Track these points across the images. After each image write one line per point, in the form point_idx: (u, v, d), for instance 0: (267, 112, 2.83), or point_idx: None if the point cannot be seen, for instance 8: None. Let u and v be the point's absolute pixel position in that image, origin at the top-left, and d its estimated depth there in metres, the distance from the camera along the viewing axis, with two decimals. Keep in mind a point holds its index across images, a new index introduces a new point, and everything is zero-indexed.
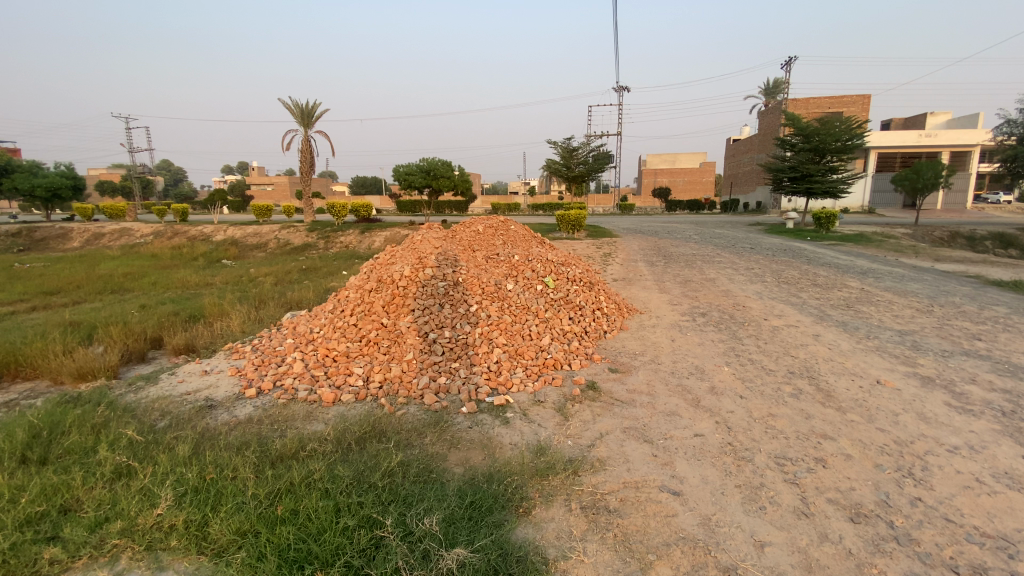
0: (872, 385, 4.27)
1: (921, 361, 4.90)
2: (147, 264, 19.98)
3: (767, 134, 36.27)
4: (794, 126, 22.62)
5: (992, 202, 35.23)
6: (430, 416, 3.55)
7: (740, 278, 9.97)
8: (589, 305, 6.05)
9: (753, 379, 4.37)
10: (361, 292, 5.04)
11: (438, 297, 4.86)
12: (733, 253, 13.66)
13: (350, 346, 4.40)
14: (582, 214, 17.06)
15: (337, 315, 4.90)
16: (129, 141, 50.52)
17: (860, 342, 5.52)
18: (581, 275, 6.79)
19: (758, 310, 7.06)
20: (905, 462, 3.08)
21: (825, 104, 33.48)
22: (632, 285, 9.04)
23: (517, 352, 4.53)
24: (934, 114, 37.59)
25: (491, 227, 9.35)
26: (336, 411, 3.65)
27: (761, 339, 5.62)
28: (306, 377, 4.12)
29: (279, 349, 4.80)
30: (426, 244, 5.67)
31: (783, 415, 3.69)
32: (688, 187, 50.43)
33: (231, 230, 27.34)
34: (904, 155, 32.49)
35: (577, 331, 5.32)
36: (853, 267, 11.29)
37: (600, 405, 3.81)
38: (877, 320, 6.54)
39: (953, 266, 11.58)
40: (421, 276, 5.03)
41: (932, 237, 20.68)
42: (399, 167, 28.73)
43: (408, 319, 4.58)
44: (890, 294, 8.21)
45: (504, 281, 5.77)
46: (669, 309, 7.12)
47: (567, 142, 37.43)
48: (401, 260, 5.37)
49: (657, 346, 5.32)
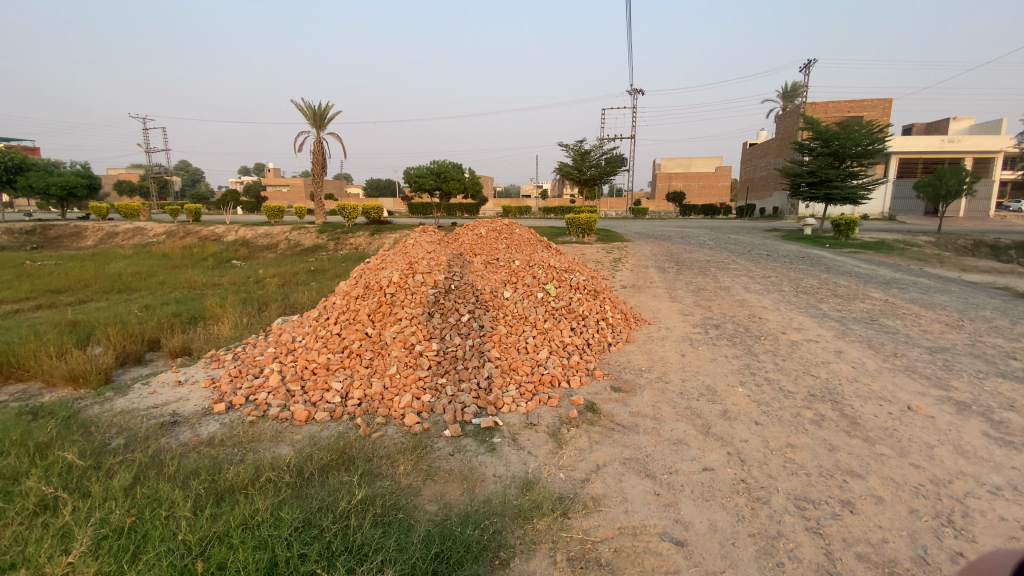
0: (903, 411, 3.83)
1: (955, 384, 4.44)
2: (156, 264, 19.99)
3: (784, 138, 35.56)
4: (812, 130, 22.04)
5: (1016, 210, 34.11)
6: (409, 440, 3.20)
7: (756, 286, 9.53)
8: (592, 315, 5.68)
9: (769, 403, 3.97)
10: (347, 299, 4.72)
11: (427, 305, 4.51)
12: (747, 260, 13.17)
13: (331, 358, 4.08)
14: (593, 218, 16.69)
15: (320, 323, 4.59)
16: (146, 142, 51.01)
17: (886, 360, 5.06)
18: (586, 282, 6.41)
19: (775, 322, 6.62)
20: (945, 507, 2.65)
21: (844, 108, 32.72)
22: (642, 293, 8.64)
23: (511, 367, 4.18)
24: (958, 119, 36.47)
25: (494, 230, 9.03)
26: (307, 432, 3.33)
27: (777, 355, 5.21)
28: (280, 392, 3.81)
29: (258, 359, 4.50)
30: (419, 248, 5.33)
31: (803, 446, 3.29)
32: (703, 192, 49.75)
33: (242, 231, 27.39)
34: (926, 160, 31.57)
35: (578, 343, 4.95)
36: (874, 277, 10.73)
37: (598, 430, 3.45)
38: (904, 335, 6.06)
39: (981, 276, 10.97)
40: (410, 283, 4.69)
41: (955, 246, 19.94)
42: (410, 168, 28.55)
43: (394, 330, 4.24)
44: (915, 307, 7.71)
45: (501, 289, 5.43)
46: (679, 320, 6.71)
47: (580, 145, 37.04)
48: (391, 265, 5.03)
49: (664, 362, 4.93)
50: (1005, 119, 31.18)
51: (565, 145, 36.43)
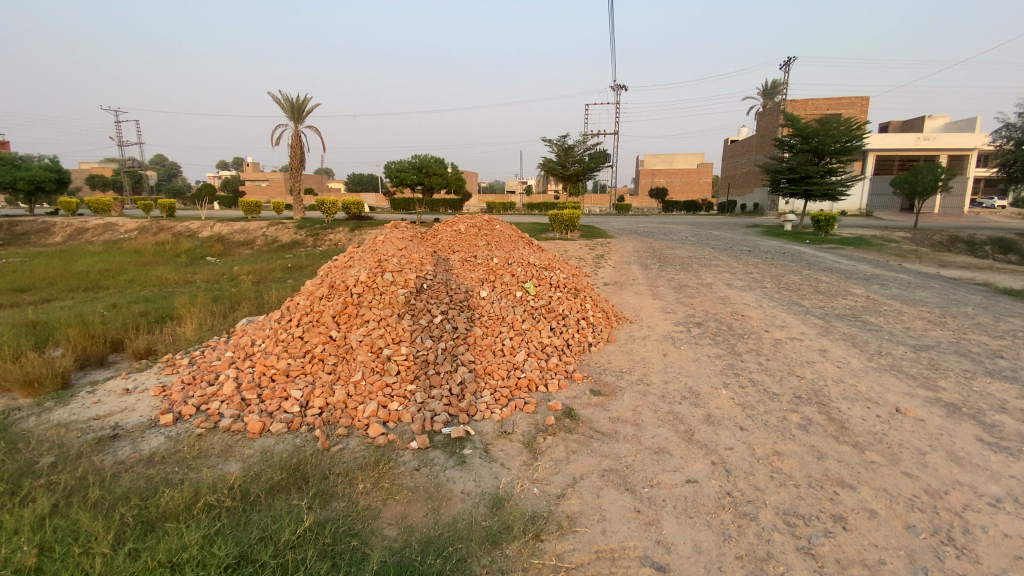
0: (891, 414, 3.72)
1: (943, 384, 4.35)
2: (126, 260, 19.27)
3: (765, 135, 35.83)
4: (793, 127, 22.15)
5: (987, 207, 34.88)
6: (371, 454, 2.96)
7: (739, 282, 9.46)
8: (572, 315, 5.47)
9: (755, 406, 3.81)
10: (311, 299, 4.43)
11: (397, 305, 4.24)
12: (729, 256, 13.11)
13: (291, 363, 3.81)
14: (576, 213, 16.51)
15: (282, 326, 4.30)
16: (118, 135, 49.29)
17: (871, 360, 4.96)
18: (567, 280, 6.20)
19: (759, 319, 6.49)
20: (941, 523, 2.52)
21: (824, 105, 33.08)
22: (624, 290, 8.47)
23: (487, 371, 3.95)
24: (933, 117, 37.14)
25: (473, 226, 8.76)
26: (261, 446, 3.08)
27: (762, 355, 5.06)
28: (233, 401, 3.54)
29: (214, 364, 4.22)
30: (389, 245, 5.02)
31: (791, 453, 3.14)
32: (685, 189, 49.98)
33: (218, 227, 26.62)
34: (902, 158, 32.08)
35: (558, 344, 4.75)
36: (855, 273, 10.71)
37: (575, 438, 3.23)
38: (888, 333, 5.98)
39: (959, 272, 11.04)
40: (379, 282, 4.40)
41: (931, 242, 20.24)
42: (391, 163, 27.99)
43: (360, 333, 3.98)
44: (897, 304, 7.67)
45: (478, 288, 5.18)
46: (662, 318, 6.54)
47: (564, 140, 36.81)
48: (359, 263, 4.74)
49: (646, 362, 4.75)
50: (978, 117, 31.79)
51: (548, 140, 36.16)
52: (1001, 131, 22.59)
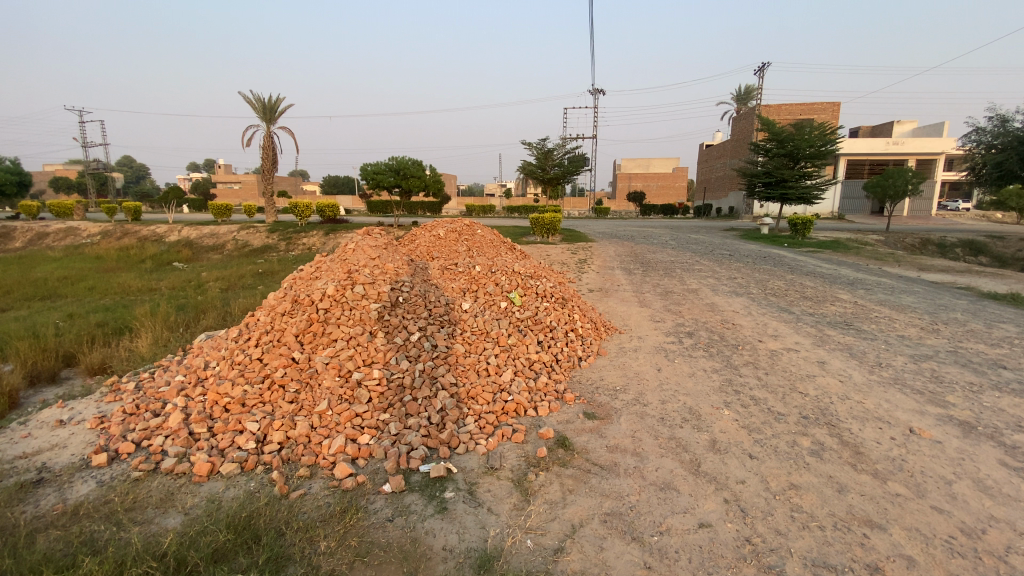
0: (906, 436, 3.46)
1: (951, 400, 4.13)
2: (87, 266, 18.29)
3: (740, 139, 36.27)
4: (768, 132, 22.32)
5: (953, 210, 35.86)
6: (337, 501, 2.57)
7: (725, 288, 9.26)
8: (560, 327, 5.12)
9: (762, 428, 3.51)
10: (273, 315, 3.97)
11: (369, 322, 3.80)
12: (712, 260, 12.98)
13: (248, 391, 3.38)
14: (557, 217, 16.26)
15: (239, 347, 3.84)
16: (81, 136, 47.38)
17: (873, 372, 4.73)
18: (554, 289, 5.84)
19: (751, 328, 6.25)
20: (987, 569, 2.24)
21: (797, 110, 33.61)
22: (609, 297, 8.17)
23: (471, 394, 3.57)
24: (901, 122, 38.03)
25: (453, 231, 8.35)
26: (207, 493, 2.66)
27: (760, 368, 4.78)
28: (180, 436, 3.10)
29: (162, 391, 3.74)
30: (359, 252, 4.55)
31: (808, 486, 2.84)
32: (663, 192, 50.32)
33: (186, 230, 25.60)
34: (872, 162, 32.74)
35: (547, 360, 4.40)
36: (838, 277, 10.64)
37: (571, 474, 2.88)
38: (885, 342, 5.79)
39: (939, 276, 11.08)
40: (348, 295, 3.94)
41: (904, 244, 20.56)
42: (367, 166, 27.32)
43: (325, 355, 3.54)
44: (886, 309, 7.54)
45: (459, 300, 4.77)
46: (651, 327, 6.25)
47: (543, 143, 36.59)
48: (327, 273, 4.28)
49: (640, 379, 4.42)
50: (944, 123, 32.60)
51: (526, 143, 35.91)
52: (970, 135, 22.84)
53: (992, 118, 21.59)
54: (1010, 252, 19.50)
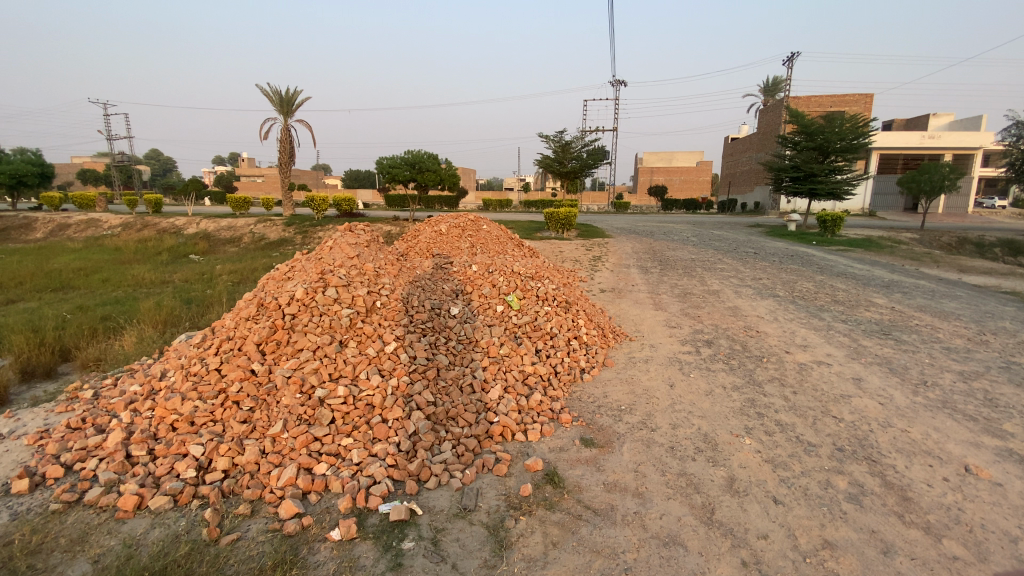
0: (960, 477, 2.90)
1: (1009, 428, 3.53)
2: (104, 258, 18.36)
3: (767, 132, 35.04)
4: (797, 124, 21.28)
5: (989, 207, 34.16)
6: (271, 551, 2.16)
7: (748, 289, 8.66)
8: (561, 334, 4.65)
9: (790, 463, 2.99)
10: (237, 319, 3.57)
11: (340, 329, 3.37)
12: (734, 259, 12.30)
13: (198, 409, 2.99)
14: (573, 212, 15.70)
15: (197, 355, 3.46)
16: (108, 129, 48.06)
17: (917, 393, 4.14)
18: (557, 292, 5.35)
19: (776, 337, 5.68)
20: None
21: (827, 102, 32.27)
22: (623, 299, 7.64)
23: (451, 414, 3.13)
24: (937, 115, 36.25)
25: (456, 226, 7.94)
26: (127, 535, 2.28)
27: (788, 387, 4.22)
28: (115, 460, 2.74)
29: (113, 402, 3.40)
30: (337, 250, 4.08)
31: (845, 544, 2.34)
32: (685, 187, 49.09)
33: (204, 223, 25.70)
34: (906, 156, 31.26)
35: (543, 372, 3.93)
36: (871, 279, 9.91)
37: (557, 520, 2.43)
38: (926, 354, 5.18)
39: (982, 278, 10.24)
40: (318, 299, 3.49)
41: (939, 243, 19.46)
42: (383, 159, 27.03)
43: (286, 367, 3.12)
44: (925, 317, 6.85)
45: (449, 304, 4.32)
46: (666, 334, 5.73)
47: (561, 136, 35.83)
48: (301, 274, 3.84)
49: (649, 397, 3.92)
50: (984, 115, 30.94)
51: (544, 136, 35.21)
52: (1010, 129, 21.44)
53: None
54: None
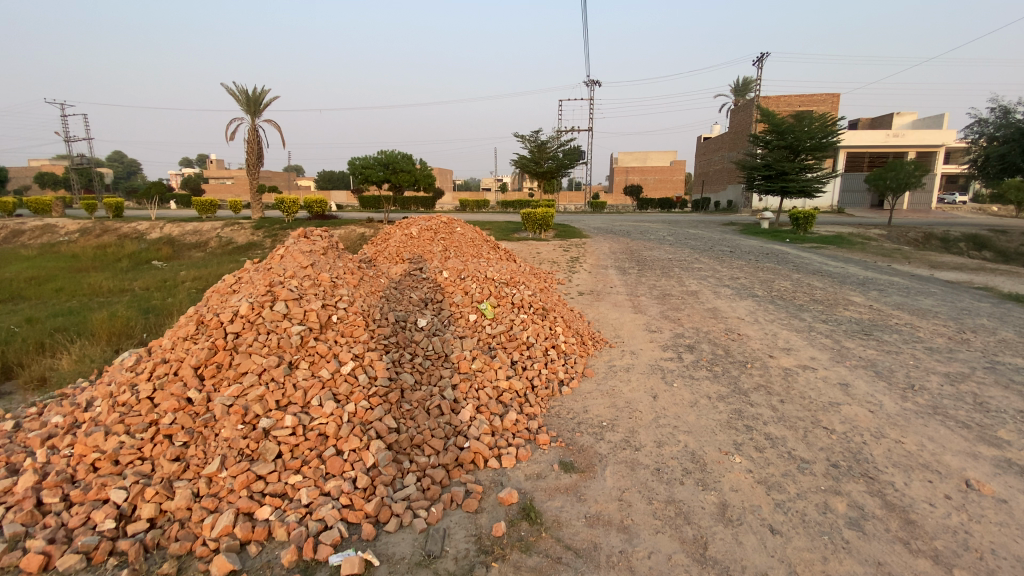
0: (963, 494, 2.72)
1: (1005, 436, 3.38)
2: (60, 266, 17.40)
3: (738, 132, 35.49)
4: (768, 123, 21.48)
5: (950, 202, 35.28)
6: None
7: (726, 289, 8.55)
8: (539, 344, 4.36)
9: (784, 485, 2.77)
10: (174, 339, 3.20)
11: (290, 349, 3.03)
12: (711, 258, 12.23)
13: (125, 445, 2.63)
14: (550, 212, 15.49)
15: (128, 379, 3.07)
16: (68, 130, 46.08)
17: (905, 399, 3.98)
18: (534, 298, 5.06)
19: (757, 340, 5.50)
20: None
21: (796, 102, 32.82)
22: (601, 302, 7.42)
23: (415, 442, 2.82)
24: (901, 113, 37.23)
25: (428, 228, 7.59)
26: None
27: (775, 395, 4.01)
28: (22, 509, 2.36)
29: (31, 437, 2.99)
30: (290, 259, 3.72)
31: None
32: (660, 186, 49.51)
33: (168, 227, 24.68)
34: (872, 155, 32.02)
35: (519, 388, 3.63)
36: (846, 276, 9.93)
37: (533, 565, 2.15)
38: (910, 356, 5.06)
39: (953, 274, 10.33)
40: (265, 315, 3.14)
41: (907, 238, 19.86)
42: (355, 159, 26.42)
43: (227, 394, 2.77)
44: (904, 315, 6.79)
45: (416, 315, 4.00)
46: (647, 339, 5.51)
47: (537, 136, 35.66)
48: (248, 286, 3.46)
49: (632, 411, 3.65)
50: (945, 114, 31.86)
51: (520, 135, 34.98)
52: (972, 127, 21.84)
53: (994, 110, 20.71)
54: (1014, 247, 18.87)
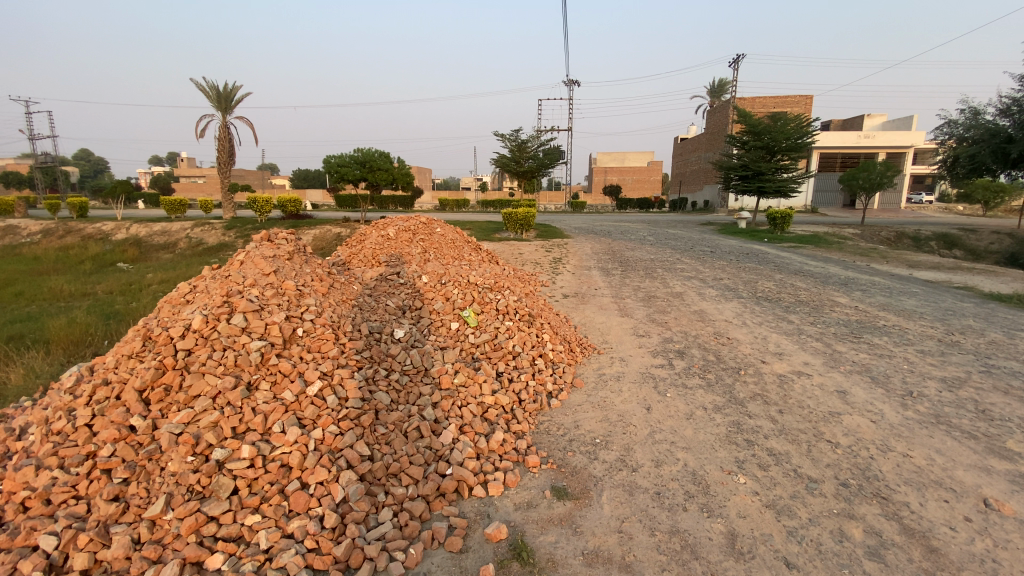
0: (983, 516, 2.55)
1: (1014, 447, 3.25)
2: (16, 269, 16.47)
3: (714, 132, 35.81)
4: (745, 123, 21.59)
5: (917, 202, 36.25)
6: None
7: (711, 290, 8.42)
8: (526, 353, 4.09)
9: (794, 509, 2.56)
10: (118, 356, 2.83)
11: (249, 368, 2.70)
12: (693, 258, 12.13)
13: (56, 482, 2.28)
14: (531, 212, 15.23)
15: (66, 402, 2.72)
16: (27, 127, 44.10)
17: (906, 407, 3.83)
18: (519, 304, 4.79)
19: (748, 344, 5.32)
20: None
21: (771, 103, 33.27)
22: (586, 305, 7.20)
23: (392, 470, 2.53)
24: (871, 115, 38.04)
25: (406, 229, 7.26)
26: None
27: (773, 405, 3.80)
28: None
29: None
30: (250, 266, 3.38)
31: None
32: (638, 186, 49.79)
33: (135, 228, 23.70)
34: (844, 155, 32.63)
35: (505, 403, 3.35)
36: (829, 276, 9.92)
37: None
38: (904, 360, 4.95)
39: (931, 274, 10.41)
40: (220, 329, 2.81)
41: (880, 237, 20.20)
42: (330, 158, 25.78)
43: (176, 421, 2.44)
44: (890, 316, 6.72)
45: (392, 325, 3.69)
46: (635, 344, 5.29)
47: (516, 135, 35.40)
48: (203, 295, 3.11)
49: (626, 425, 3.40)
50: (914, 116, 32.65)
51: (498, 134, 34.69)
52: (942, 128, 22.25)
53: (964, 111, 21.12)
54: (983, 245, 19.33)
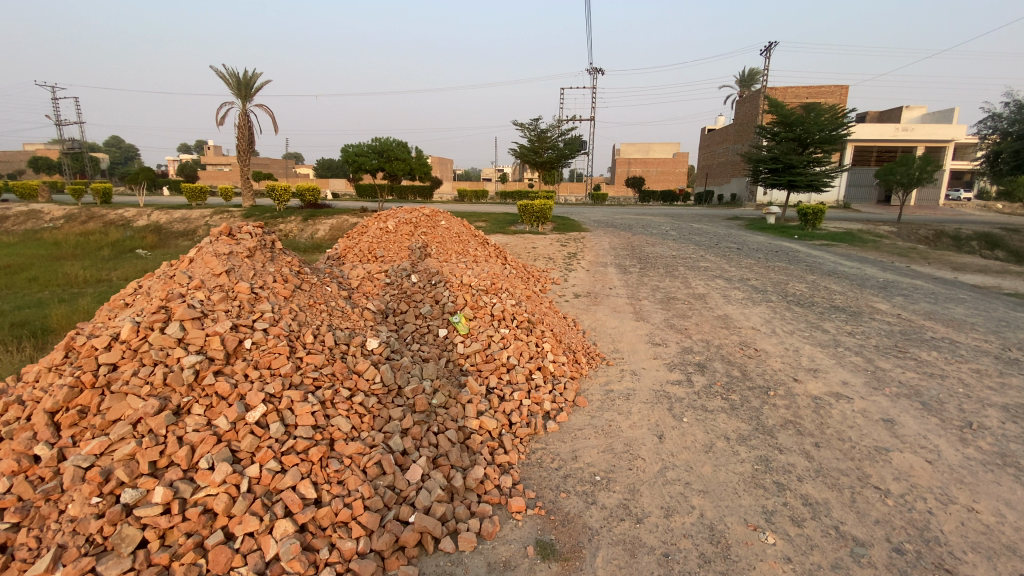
0: None
1: None
2: (38, 253, 16.59)
3: (744, 123, 34.46)
4: (776, 114, 20.55)
5: (956, 199, 34.44)
6: None
7: (736, 291, 7.81)
8: (521, 365, 3.62)
9: None
10: (38, 369, 2.45)
11: (180, 388, 2.29)
12: (717, 256, 11.43)
13: None
14: (548, 204, 14.62)
15: None
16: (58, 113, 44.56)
17: (965, 443, 3.23)
18: (519, 307, 4.30)
19: (778, 358, 4.74)
20: None
21: (804, 93, 31.87)
22: (599, 306, 6.67)
23: (341, 518, 2.09)
24: (911, 107, 36.21)
25: (407, 221, 6.81)
26: None
27: (808, 436, 3.25)
28: None
29: None
30: (201, 264, 2.99)
31: None
32: (662, 178, 48.54)
33: (156, 214, 23.87)
34: (880, 149, 31.05)
35: (491, 428, 2.91)
36: (865, 279, 9.15)
37: None
38: (958, 381, 4.32)
39: (979, 278, 9.55)
40: (151, 340, 2.42)
41: (917, 236, 19.08)
42: (348, 146, 25.48)
43: (85, 452, 2.04)
44: (938, 327, 6.03)
45: (367, 335, 3.24)
46: (650, 355, 4.75)
47: (536, 124, 34.65)
48: (140, 300, 2.72)
49: (632, 459, 2.90)
50: (957, 108, 30.90)
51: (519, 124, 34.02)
52: (986, 122, 20.90)
53: (1009, 104, 19.83)
54: None
